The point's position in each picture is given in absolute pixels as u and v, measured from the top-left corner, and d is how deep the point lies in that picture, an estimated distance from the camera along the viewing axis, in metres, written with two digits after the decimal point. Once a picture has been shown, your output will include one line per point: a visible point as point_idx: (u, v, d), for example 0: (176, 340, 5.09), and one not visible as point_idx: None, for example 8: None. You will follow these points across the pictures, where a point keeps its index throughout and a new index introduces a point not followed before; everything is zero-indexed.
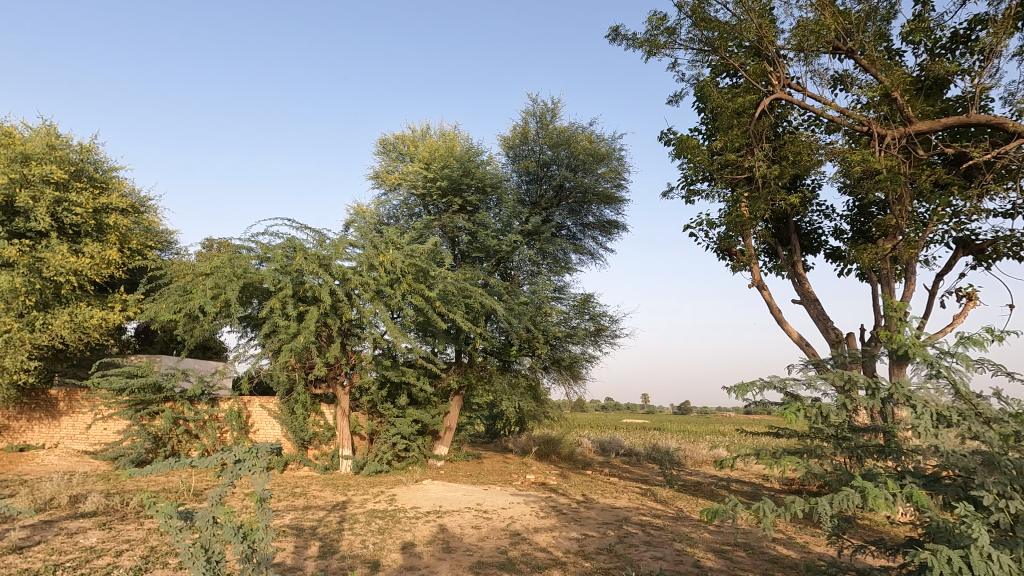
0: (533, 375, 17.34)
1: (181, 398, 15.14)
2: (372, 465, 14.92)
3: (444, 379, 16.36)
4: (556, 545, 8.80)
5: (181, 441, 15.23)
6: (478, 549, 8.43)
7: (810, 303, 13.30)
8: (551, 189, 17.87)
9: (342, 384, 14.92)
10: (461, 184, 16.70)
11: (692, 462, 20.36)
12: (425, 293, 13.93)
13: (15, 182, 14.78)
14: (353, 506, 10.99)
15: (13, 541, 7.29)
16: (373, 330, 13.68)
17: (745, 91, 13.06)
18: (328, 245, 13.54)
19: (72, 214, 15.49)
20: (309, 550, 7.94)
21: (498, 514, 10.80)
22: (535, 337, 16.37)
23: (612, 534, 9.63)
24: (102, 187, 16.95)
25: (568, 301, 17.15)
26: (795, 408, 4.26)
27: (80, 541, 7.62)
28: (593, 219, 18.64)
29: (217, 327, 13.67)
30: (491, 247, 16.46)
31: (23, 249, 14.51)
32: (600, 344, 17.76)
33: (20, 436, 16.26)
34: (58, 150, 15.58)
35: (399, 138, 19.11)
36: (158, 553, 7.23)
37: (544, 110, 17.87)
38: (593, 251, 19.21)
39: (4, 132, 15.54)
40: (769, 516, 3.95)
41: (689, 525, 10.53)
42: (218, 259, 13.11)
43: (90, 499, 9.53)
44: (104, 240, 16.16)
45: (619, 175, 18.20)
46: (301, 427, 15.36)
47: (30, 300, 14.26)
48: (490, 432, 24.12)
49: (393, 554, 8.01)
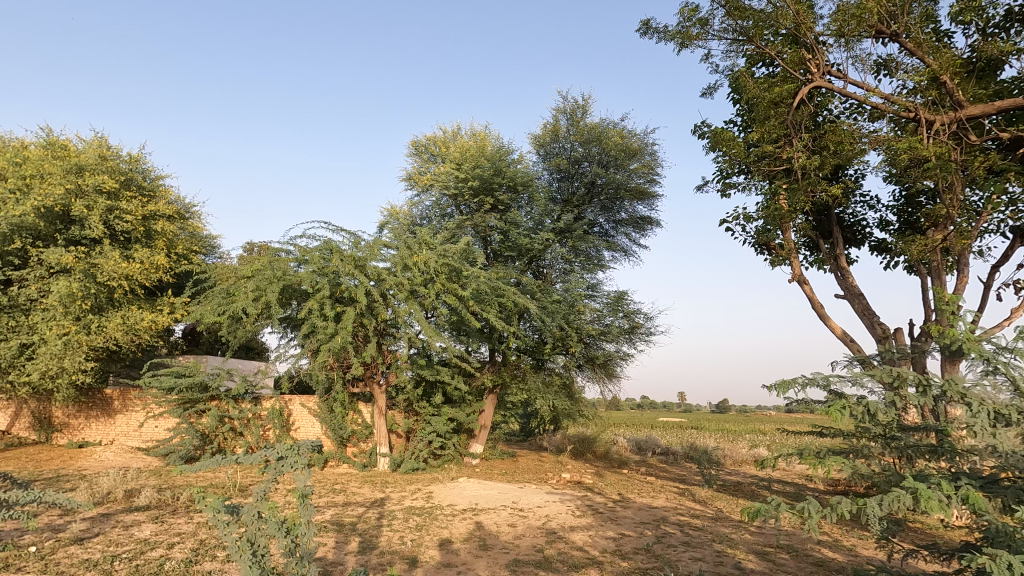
0: (568, 374, 17.28)
1: (226, 397, 15.69)
2: (409, 463, 15.12)
3: (478, 377, 16.54)
4: (592, 545, 8.75)
5: (226, 439, 15.75)
6: (514, 547, 8.45)
7: (855, 298, 12.80)
8: (582, 186, 17.76)
9: (379, 383, 15.19)
10: (493, 183, 16.77)
11: (732, 461, 19.92)
12: (459, 292, 13.97)
13: (71, 193, 15.55)
14: (391, 503, 11.17)
15: (74, 534, 7.69)
16: (408, 330, 13.91)
17: (782, 80, 12.62)
18: (363, 247, 13.81)
19: (123, 221, 16.29)
20: (348, 545, 8.10)
21: (534, 512, 10.81)
22: (569, 335, 16.35)
23: (650, 534, 9.51)
24: (150, 195, 17.81)
25: (601, 299, 16.99)
26: (840, 406, 4.13)
27: (135, 533, 7.98)
28: (626, 215, 18.48)
29: (259, 327, 14.08)
30: (523, 246, 16.45)
31: (79, 255, 15.30)
32: (635, 341, 17.61)
33: (79, 433, 17.12)
34: (109, 161, 16.41)
35: (430, 139, 19.39)
36: (207, 547, 7.49)
37: (574, 106, 17.74)
38: (626, 248, 19.03)
39: (61, 146, 16.46)
40: (814, 517, 3.82)
41: (730, 526, 10.31)
42: (259, 262, 13.53)
43: (143, 493, 9.97)
44: (152, 246, 16.96)
45: (652, 171, 17.97)
46: (340, 425, 15.65)
47: (86, 304, 14.91)
48: (525, 430, 24.26)
49: (430, 551, 8.12)
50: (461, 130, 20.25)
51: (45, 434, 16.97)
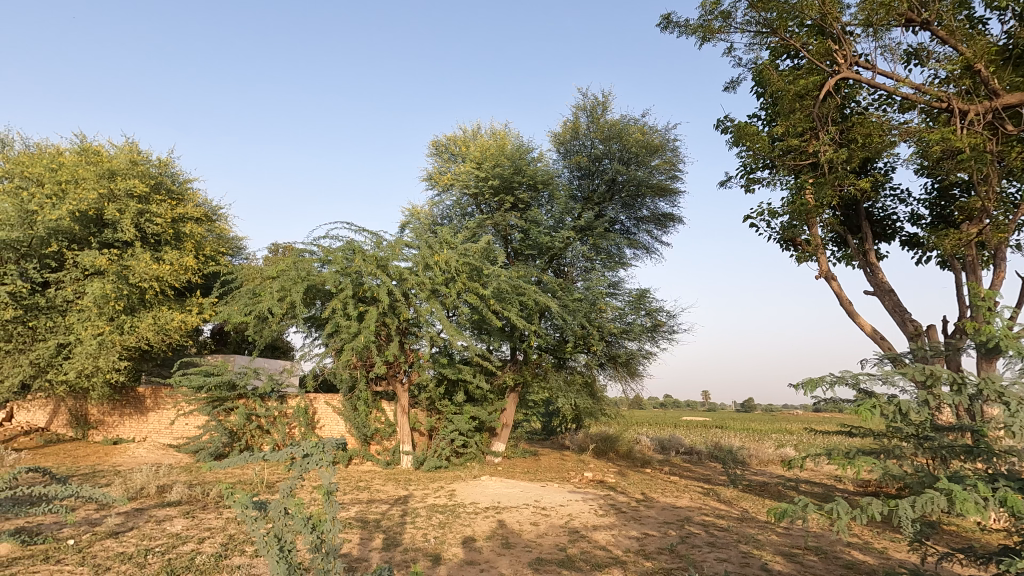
0: (589, 372, 17.21)
1: (253, 395, 16.02)
2: (432, 461, 15.23)
3: (499, 376, 16.57)
4: (615, 544, 8.70)
5: (254, 437, 16.08)
6: (537, 545, 8.45)
7: (885, 295, 12.48)
8: (603, 183, 17.65)
9: (401, 382, 15.33)
10: (513, 182, 16.78)
11: (757, 461, 19.60)
12: (480, 291, 14.01)
13: (104, 197, 16.04)
14: (414, 500, 11.26)
15: (110, 527, 7.93)
16: (430, 329, 14.01)
17: (807, 73, 12.35)
18: (385, 247, 13.95)
19: (153, 224, 16.75)
20: (373, 542, 8.20)
21: (557, 511, 10.79)
22: (590, 334, 16.27)
23: (673, 534, 9.41)
24: (179, 198, 18.29)
25: (623, 297, 16.87)
26: (870, 404, 4.03)
27: (168, 528, 8.20)
28: (647, 212, 18.31)
29: (285, 327, 14.33)
30: (544, 244, 16.42)
31: (112, 258, 15.76)
32: (657, 340, 17.46)
33: (113, 430, 17.65)
34: (139, 166, 16.88)
35: (450, 139, 19.48)
36: (237, 542, 7.66)
37: (594, 104, 17.64)
38: (648, 245, 18.87)
39: (94, 152, 16.98)
40: (843, 518, 3.73)
41: (756, 527, 10.14)
42: (284, 263, 13.76)
43: (175, 489, 10.24)
44: (181, 248, 17.41)
45: (673, 167, 17.78)
46: (364, 423, 15.84)
47: (120, 304, 15.34)
48: (546, 429, 24.24)
49: (454, 548, 8.16)
50: (481, 130, 20.32)
51: (82, 430, 17.56)
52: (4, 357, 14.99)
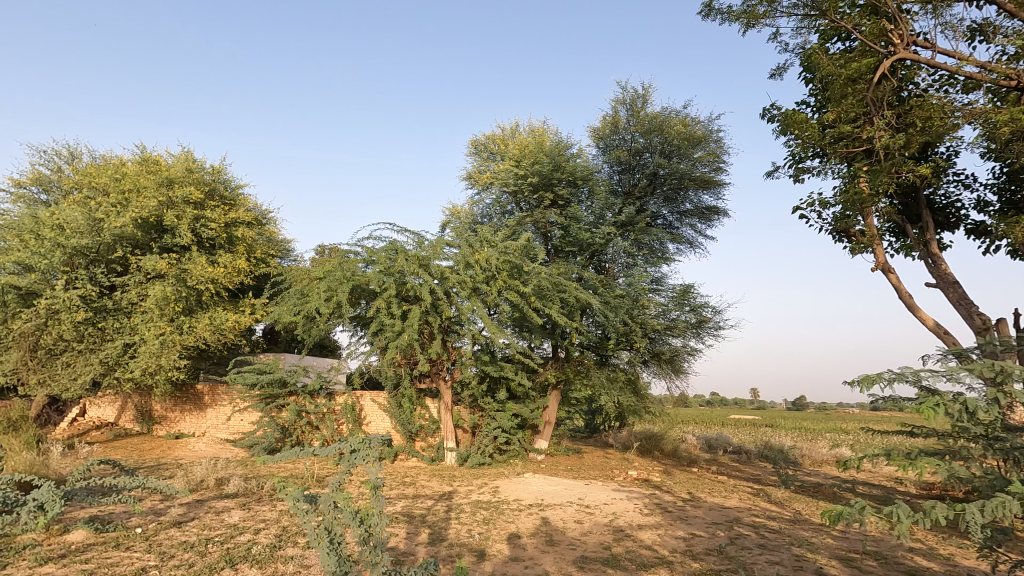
0: (633, 370, 16.99)
1: (303, 392, 16.57)
2: (475, 458, 15.35)
3: (541, 373, 16.55)
4: (662, 544, 8.56)
5: (305, 432, 16.64)
6: (581, 543, 8.41)
7: (949, 287, 11.78)
8: (644, 177, 17.35)
9: (444, 379, 15.53)
10: (552, 179, 16.71)
11: (811, 461, 18.86)
12: (521, 289, 14.02)
13: (163, 204, 16.90)
14: (458, 496, 11.40)
15: (174, 517, 8.38)
16: (472, 327, 14.16)
17: (860, 55, 11.77)
18: (427, 246, 14.16)
19: (208, 228, 17.56)
20: (419, 537, 8.34)
21: (601, 509, 10.70)
22: (633, 331, 16.06)
23: (722, 535, 9.18)
24: (231, 204, 19.10)
25: (666, 293, 16.57)
26: (933, 403, 3.82)
27: (226, 519, 8.59)
28: (690, 206, 17.91)
29: (332, 326, 14.74)
30: (584, 241, 16.29)
31: (171, 261, 16.60)
32: (703, 336, 17.06)
33: (175, 425, 18.60)
34: (194, 173, 17.70)
35: (489, 137, 19.56)
36: (290, 533, 7.94)
37: (634, 97, 17.36)
38: (692, 240, 18.45)
39: (154, 161, 17.91)
40: (904, 521, 3.55)
41: (810, 529, 9.77)
42: (330, 264, 14.16)
43: (232, 482, 10.72)
44: (234, 251, 18.19)
45: (717, 158, 17.31)
46: (409, 420, 16.13)
47: (179, 306, 16.15)
48: (589, 427, 24.10)
49: (498, 544, 8.23)
50: (520, 127, 20.32)
51: (147, 425, 18.58)
52: (77, 356, 15.89)
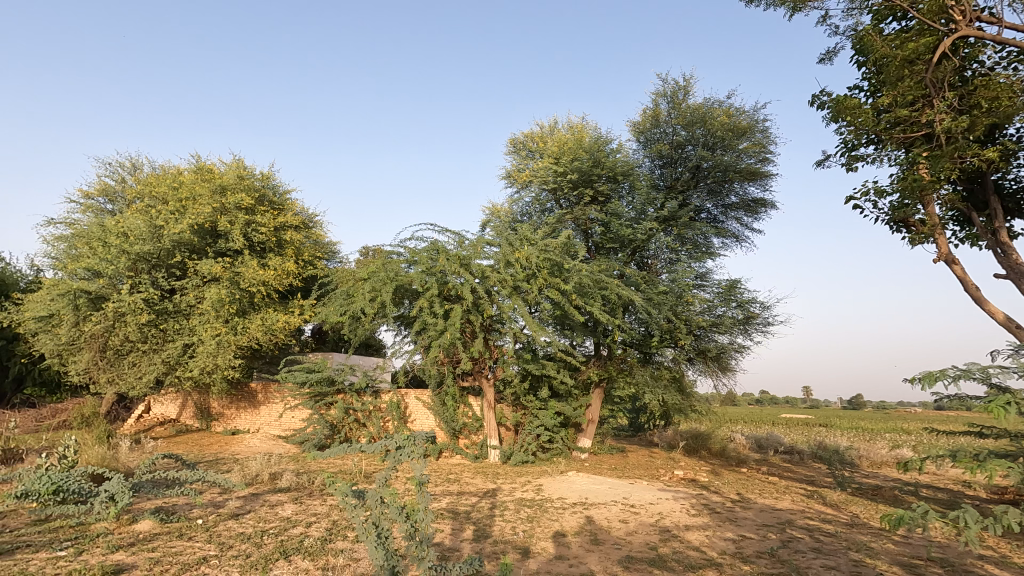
0: (677, 367, 16.66)
1: (350, 390, 17.03)
2: (519, 456, 15.40)
3: (584, 371, 16.44)
4: (710, 545, 8.36)
5: (353, 429, 17.09)
6: (627, 543, 8.31)
7: (1021, 278, 11.00)
8: (687, 171, 16.95)
9: (487, 377, 15.64)
10: (592, 175, 16.55)
11: (869, 462, 18.02)
12: (562, 287, 13.96)
13: (217, 210, 17.67)
14: (502, 494, 11.46)
15: (232, 510, 8.77)
16: (513, 325, 14.22)
17: (917, 35, 11.13)
18: (467, 246, 14.30)
19: (259, 233, 18.28)
20: (464, 533, 8.44)
21: (646, 509, 10.55)
22: (677, 328, 15.75)
23: (774, 538, 8.88)
24: (280, 209, 19.82)
25: (712, 289, 16.26)
26: (1004, 401, 3.58)
27: (280, 512, 8.93)
28: (736, 198, 17.39)
29: (377, 326, 15.06)
30: (626, 237, 16.08)
31: (225, 265, 17.35)
32: (751, 333, 16.56)
33: (232, 422, 19.44)
34: (245, 180, 18.44)
35: (527, 136, 19.55)
36: (340, 527, 8.18)
37: (675, 89, 17.00)
38: (738, 234, 17.93)
39: (208, 170, 18.75)
40: (973, 527, 3.35)
41: (869, 533, 9.33)
42: (374, 265, 14.49)
43: (285, 477, 11.13)
44: (284, 254, 18.86)
45: (763, 149, 16.77)
46: (452, 418, 16.32)
47: (233, 307, 16.86)
48: (633, 425, 23.80)
49: (542, 542, 8.23)
50: (558, 124, 20.22)
51: (206, 422, 19.51)
52: (142, 356, 16.81)
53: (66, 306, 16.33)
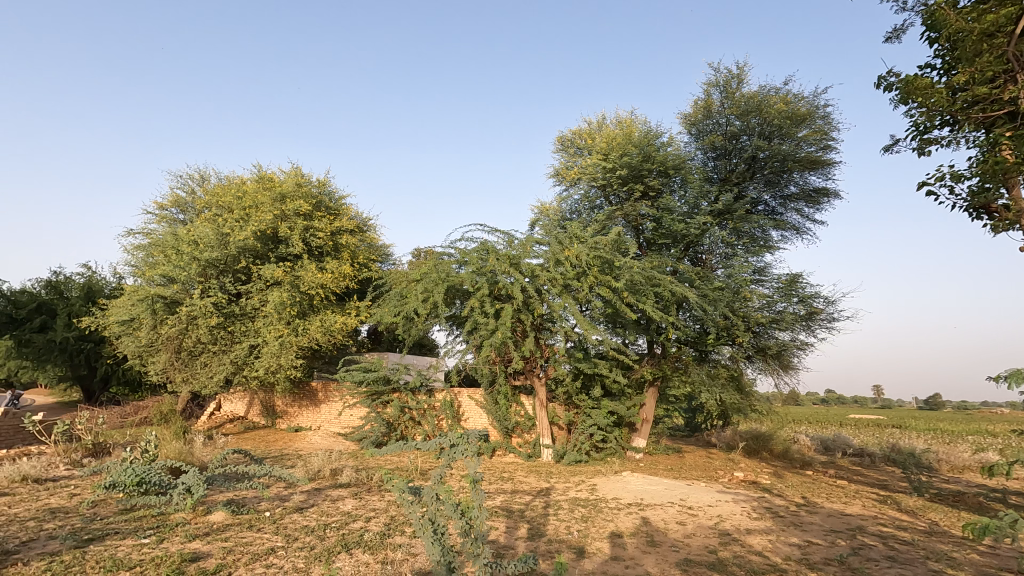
0: (735, 366, 16.12)
1: (405, 389, 17.43)
2: (572, 455, 15.31)
3: (637, 370, 16.17)
4: (774, 550, 8.04)
5: (408, 428, 17.48)
6: (684, 546, 8.11)
7: None
8: (742, 162, 16.34)
9: (539, 376, 15.65)
10: (642, 170, 16.26)
11: (949, 467, 16.82)
12: (613, 284, 13.78)
13: (278, 217, 18.50)
14: (556, 493, 11.43)
15: (297, 504, 9.17)
16: (564, 324, 14.15)
17: None
18: (517, 245, 14.35)
19: (317, 238, 19.02)
20: (518, 531, 8.47)
21: (705, 511, 10.26)
22: (734, 325, 15.22)
23: (843, 544, 8.43)
24: (336, 214, 20.54)
25: (771, 284, 15.60)
26: None
27: (341, 506, 9.25)
28: (795, 188, 16.62)
29: (429, 326, 15.33)
30: (678, 232, 15.70)
31: (287, 269, 18.15)
32: (814, 329, 15.81)
33: (295, 420, 20.30)
34: (303, 187, 19.22)
35: (575, 133, 19.40)
36: (397, 522, 8.39)
37: (727, 77, 16.47)
38: (798, 226, 17.15)
39: (269, 179, 19.66)
40: None
41: (950, 542, 8.72)
42: (426, 266, 14.77)
43: (345, 473, 11.52)
44: (340, 257, 19.54)
45: (825, 136, 15.97)
46: (505, 417, 16.41)
47: (294, 310, 17.61)
48: (690, 425, 23.19)
49: (597, 542, 8.16)
50: (606, 120, 19.98)
51: (272, 419, 20.45)
52: (212, 357, 17.77)
53: (145, 311, 17.52)
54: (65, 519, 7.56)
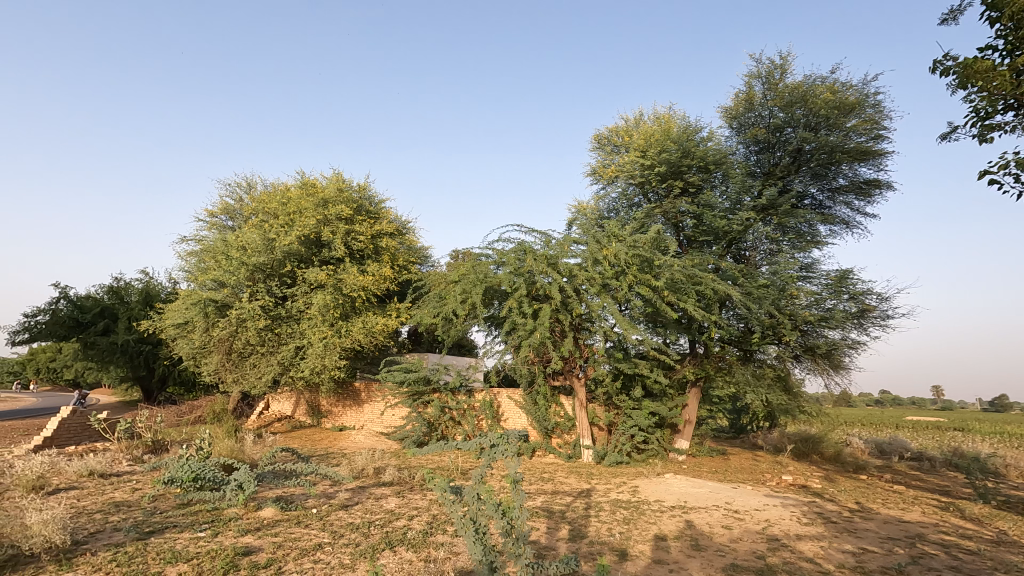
0: (782, 366, 15.61)
1: (445, 389, 17.62)
2: (613, 456, 15.12)
3: (679, 370, 15.86)
4: (826, 557, 7.73)
5: (449, 427, 17.65)
6: (731, 550, 7.90)
7: None
8: (787, 155, 15.80)
9: (578, 377, 15.55)
10: (682, 166, 15.95)
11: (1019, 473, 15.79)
12: (652, 283, 13.56)
13: (321, 222, 19.03)
14: (597, 495, 11.32)
15: (342, 501, 9.38)
16: (603, 324, 13.99)
17: None
18: (555, 245, 14.30)
19: (358, 241, 19.48)
20: (559, 532, 8.41)
21: (752, 515, 9.96)
22: (780, 323, 14.74)
23: (901, 553, 8.03)
24: (376, 217, 20.98)
25: (819, 281, 15.05)
26: None
27: (384, 505, 9.42)
28: (845, 181, 15.97)
29: (468, 327, 15.44)
30: (720, 229, 15.32)
31: (330, 272, 18.65)
32: (867, 327, 15.14)
33: (339, 419, 20.80)
34: (345, 193, 19.71)
35: (612, 130, 19.20)
36: (439, 522, 8.48)
37: (770, 68, 15.98)
38: (848, 220, 16.47)
39: (312, 184, 20.23)
40: None
41: (1021, 553, 8.18)
42: (464, 268, 14.89)
43: (388, 472, 11.73)
44: (381, 260, 19.96)
45: (876, 125, 15.29)
46: (544, 417, 16.36)
47: (338, 312, 18.06)
48: (734, 427, 22.59)
49: (640, 545, 8.03)
50: (644, 116, 19.69)
51: (317, 419, 21.02)
52: (261, 358, 18.40)
53: (198, 314, 18.29)
54: (127, 512, 7.96)
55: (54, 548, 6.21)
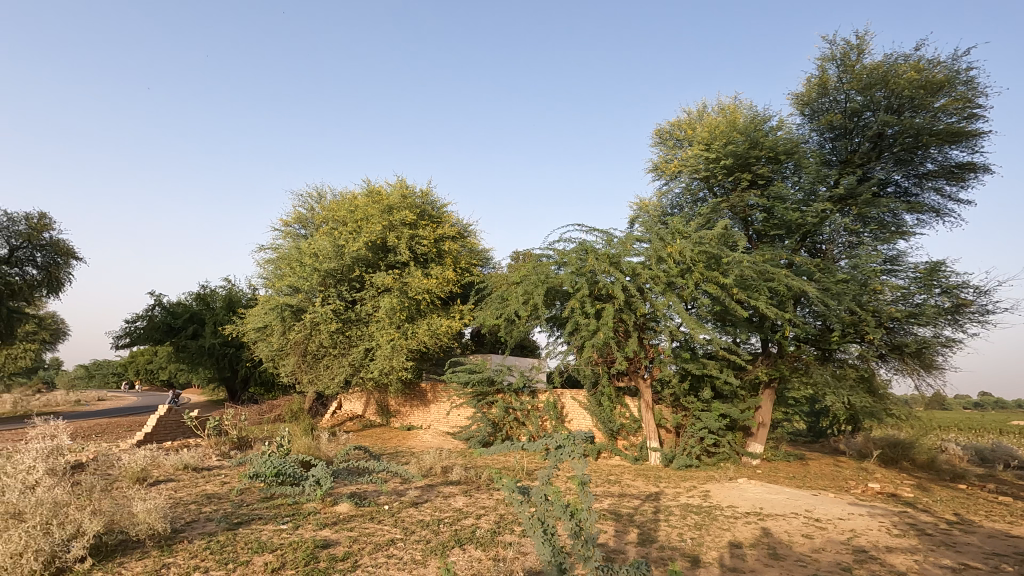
0: (866, 366, 14.62)
1: (508, 390, 17.73)
2: (681, 459, 14.69)
3: (750, 370, 15.20)
4: (921, 573, 7.16)
5: (513, 428, 17.77)
6: (813, 561, 7.47)
7: None
8: (866, 141, 14.80)
9: (643, 377, 15.23)
10: (749, 158, 15.31)
11: None
12: (720, 280, 13.07)
13: (387, 228, 19.68)
14: (666, 498, 11.03)
15: (412, 498, 9.65)
16: (669, 323, 13.59)
17: None
18: (616, 244, 14.08)
19: (422, 245, 19.99)
20: (628, 536, 8.26)
21: (835, 524, 9.38)
22: (863, 320, 13.82)
23: (1010, 571, 7.31)
24: (438, 221, 21.46)
25: (906, 274, 13.99)
26: None
27: (452, 503, 9.59)
28: (933, 165, 14.76)
29: (530, 327, 15.48)
30: (793, 221, 14.57)
31: (395, 276, 19.25)
32: (963, 324, 13.93)
33: (407, 418, 21.40)
34: (408, 199, 20.31)
35: (674, 124, 18.71)
36: (507, 521, 8.53)
37: (845, 50, 15.05)
38: (938, 207, 15.21)
39: (378, 192, 20.96)
40: None
41: None
42: (525, 269, 14.92)
43: (455, 471, 11.95)
44: (444, 263, 20.40)
45: (969, 104, 14.05)
46: (609, 419, 16.12)
47: (404, 314, 18.59)
48: (813, 430, 21.38)
49: (713, 552, 7.75)
50: (707, 108, 19.07)
51: (387, 418, 21.73)
52: (334, 360, 19.23)
53: (276, 318, 19.37)
54: (217, 504, 8.53)
55: (156, 535, 6.76)
